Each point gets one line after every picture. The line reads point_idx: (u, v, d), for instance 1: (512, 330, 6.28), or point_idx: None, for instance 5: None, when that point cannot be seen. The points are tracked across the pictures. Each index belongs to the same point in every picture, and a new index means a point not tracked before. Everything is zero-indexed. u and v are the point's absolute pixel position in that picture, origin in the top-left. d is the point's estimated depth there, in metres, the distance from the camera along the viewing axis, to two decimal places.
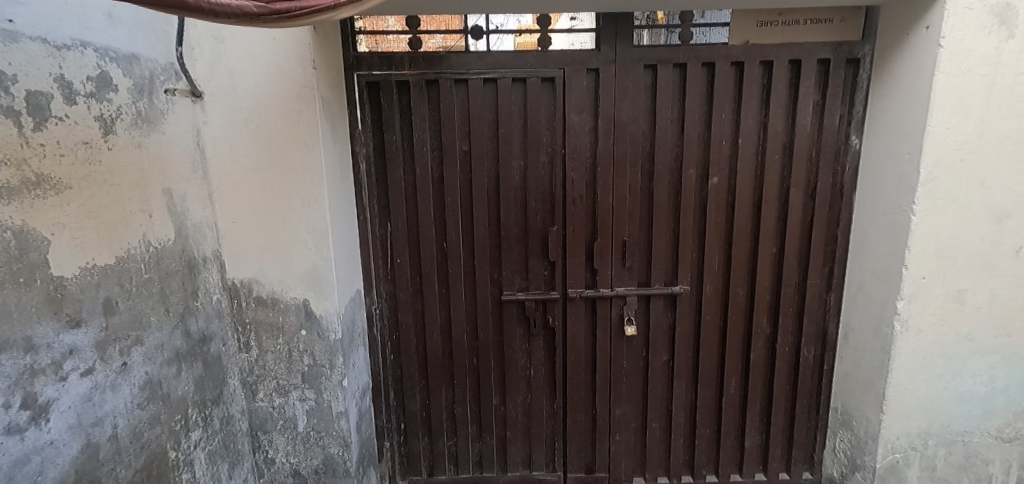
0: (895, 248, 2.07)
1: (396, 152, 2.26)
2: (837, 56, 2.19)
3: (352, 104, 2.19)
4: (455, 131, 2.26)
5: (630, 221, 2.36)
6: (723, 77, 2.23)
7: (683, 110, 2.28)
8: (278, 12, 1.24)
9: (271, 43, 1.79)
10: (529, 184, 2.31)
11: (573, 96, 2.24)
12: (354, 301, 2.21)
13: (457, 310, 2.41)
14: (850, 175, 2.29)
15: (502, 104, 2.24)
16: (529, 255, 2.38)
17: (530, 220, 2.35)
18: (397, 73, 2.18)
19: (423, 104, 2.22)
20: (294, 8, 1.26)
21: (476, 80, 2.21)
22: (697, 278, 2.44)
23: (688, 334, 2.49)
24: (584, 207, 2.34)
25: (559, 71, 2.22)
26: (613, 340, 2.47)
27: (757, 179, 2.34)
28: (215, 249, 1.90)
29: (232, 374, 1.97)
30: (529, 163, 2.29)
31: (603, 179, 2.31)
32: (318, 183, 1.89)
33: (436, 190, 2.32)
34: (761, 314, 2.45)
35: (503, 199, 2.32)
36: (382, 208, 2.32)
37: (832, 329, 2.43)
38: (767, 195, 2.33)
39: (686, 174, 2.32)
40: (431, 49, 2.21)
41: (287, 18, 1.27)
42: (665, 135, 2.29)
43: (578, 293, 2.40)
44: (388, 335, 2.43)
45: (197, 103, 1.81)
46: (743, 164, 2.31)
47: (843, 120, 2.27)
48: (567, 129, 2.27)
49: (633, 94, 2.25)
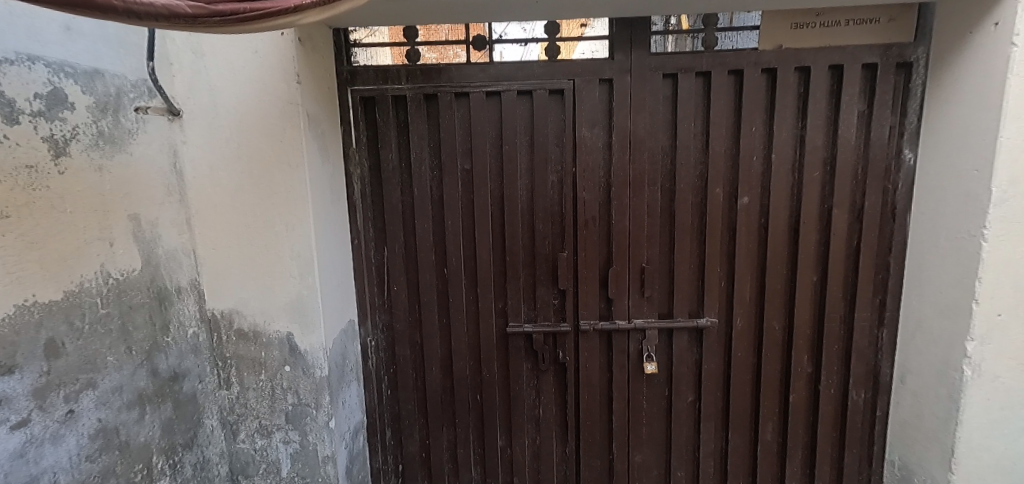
0: (962, 279, 1.78)
1: (393, 171, 2.11)
2: (885, 60, 1.94)
3: (346, 121, 2.05)
4: (455, 148, 2.09)
5: (650, 246, 2.13)
6: (753, 86, 2.00)
7: (708, 123, 2.05)
8: (219, 13, 1.12)
9: (252, 56, 1.66)
10: (536, 205, 2.11)
11: (584, 110, 2.04)
12: (345, 333, 2.04)
13: (458, 342, 2.22)
14: (903, 194, 2.01)
15: (507, 119, 2.06)
16: (537, 283, 2.17)
17: (538, 245, 2.14)
18: (394, 87, 2.03)
19: (422, 120, 2.07)
20: (242, 10, 1.14)
21: (478, 94, 2.04)
22: (726, 310, 2.17)
23: (717, 372, 2.22)
24: (598, 230, 2.12)
25: (568, 82, 2.03)
26: (631, 377, 2.22)
27: (794, 199, 2.08)
28: (192, 278, 1.76)
29: (209, 414, 1.82)
30: (537, 183, 2.10)
31: (618, 200, 2.09)
32: (303, 207, 1.74)
33: (436, 212, 2.15)
34: (801, 351, 2.17)
35: (508, 222, 2.12)
36: (378, 231, 2.16)
37: (886, 369, 2.12)
38: (806, 216, 2.07)
39: (712, 194, 2.08)
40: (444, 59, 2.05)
41: (233, 21, 1.15)
42: (687, 150, 2.06)
43: (592, 326, 2.17)
44: (384, 368, 2.25)
45: (174, 121, 1.68)
46: (777, 182, 2.06)
47: (894, 132, 2.00)
48: (578, 146, 2.06)
49: (651, 106, 2.04)
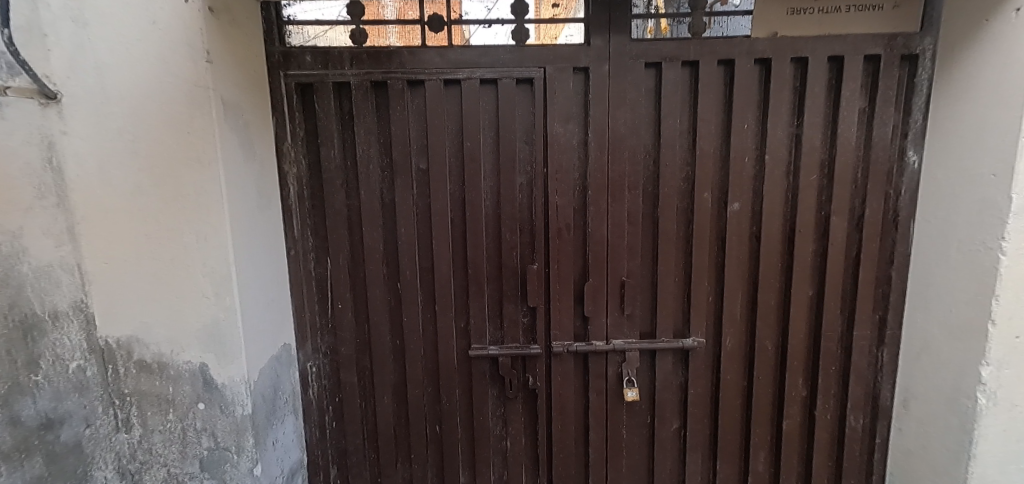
0: (976, 296, 1.60)
1: (335, 171, 1.81)
2: (889, 52, 1.74)
3: (279, 112, 1.75)
4: (409, 145, 1.81)
5: (630, 257, 1.89)
6: (745, 78, 1.78)
7: (695, 119, 1.82)
8: None
9: (149, 29, 1.35)
10: (502, 212, 1.85)
11: (557, 102, 1.79)
12: (278, 360, 1.74)
13: (414, 367, 1.94)
14: (907, 200, 1.82)
15: (469, 112, 1.79)
16: (503, 299, 1.91)
17: (505, 256, 1.88)
18: (336, 73, 1.74)
19: (369, 113, 1.78)
20: None
21: (434, 82, 1.77)
22: (715, 328, 1.95)
23: (704, 397, 1.99)
24: (572, 239, 1.87)
25: (538, 71, 1.78)
26: (610, 405, 1.98)
27: (789, 205, 1.87)
28: (77, 299, 1.44)
29: (102, 465, 1.51)
30: (503, 186, 1.84)
31: (594, 206, 1.85)
32: (219, 213, 1.45)
33: (387, 219, 1.86)
34: (796, 374, 1.96)
35: (470, 231, 1.86)
36: (319, 240, 1.87)
37: (886, 392, 1.94)
38: (802, 225, 1.86)
39: (700, 199, 1.85)
40: (408, 41, 1.77)
41: None
42: (672, 149, 1.83)
43: (566, 348, 1.92)
44: (328, 398, 1.96)
45: (50, 107, 1.36)
46: (771, 187, 1.85)
47: (897, 131, 1.80)
48: (549, 143, 1.81)
49: (632, 99, 1.80)
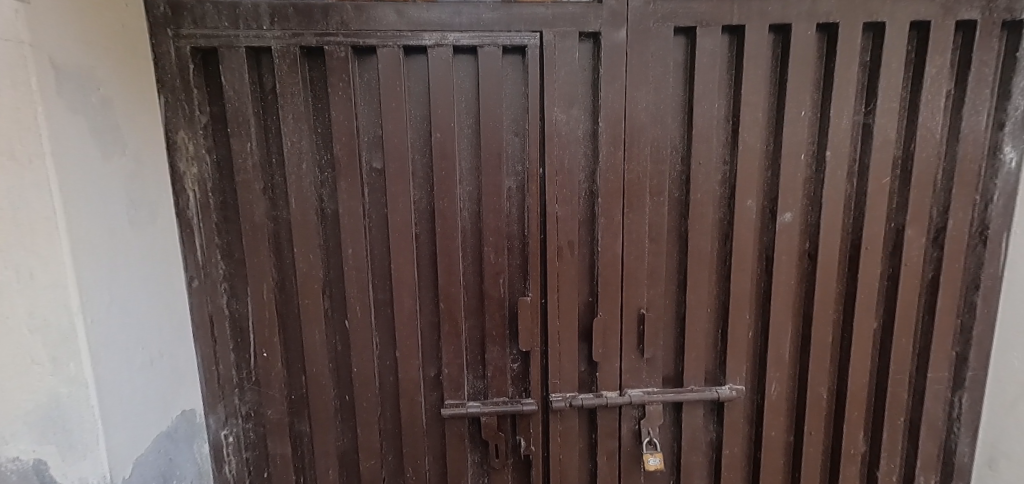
0: None
1: (253, 171, 1.30)
2: (987, 17, 1.34)
3: (169, 89, 1.24)
4: (357, 137, 1.32)
5: (651, 282, 1.46)
6: (804, 49, 1.35)
7: (737, 103, 1.39)
8: None
9: None
10: (485, 226, 1.39)
11: (558, 80, 1.34)
12: (171, 438, 1.24)
13: (368, 431, 1.46)
14: (1001, 208, 1.43)
15: (439, 91, 1.32)
16: (487, 339, 1.45)
17: (488, 285, 1.42)
18: (250, 34, 1.24)
19: (299, 91, 1.28)
20: None
21: (391, 49, 1.28)
22: (755, 372, 1.54)
23: (742, 457, 1.57)
24: (577, 261, 1.43)
25: (533, 37, 1.32)
26: (623, 472, 1.55)
27: (851, 214, 1.46)
28: None
29: None
30: (485, 192, 1.37)
31: (606, 218, 1.41)
32: (52, 236, 0.94)
33: (328, 236, 1.38)
34: (856, 427, 1.55)
35: (441, 253, 1.39)
36: (233, 264, 1.36)
37: (963, 448, 1.56)
38: (869, 241, 1.44)
39: (741, 208, 1.42)
40: None
41: None
42: (710, 142, 1.39)
43: (569, 403, 1.47)
44: (253, 474, 1.47)
45: None
46: (832, 192, 1.42)
47: (991, 121, 1.40)
48: (547, 134, 1.35)
49: (656, 76, 1.36)
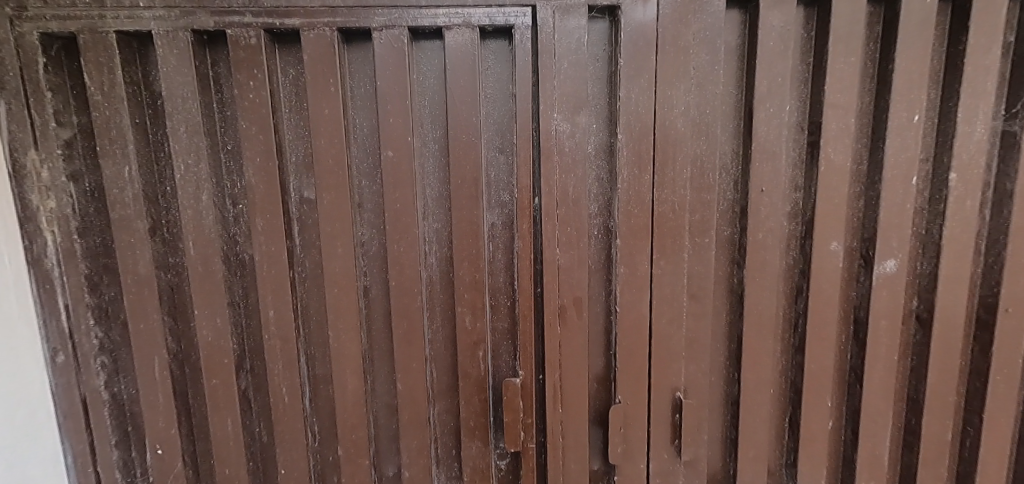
0: None
1: (130, 204, 0.94)
2: None
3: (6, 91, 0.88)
4: (278, 156, 0.95)
5: (692, 355, 1.04)
6: (919, 25, 0.93)
7: (817, 105, 0.97)
8: None
9: None
10: (457, 279, 1.00)
11: (558, 74, 0.94)
12: None
13: None
14: None
15: (389, 92, 0.94)
16: (462, 431, 1.06)
17: (463, 359, 1.03)
18: (122, 14, 0.88)
19: (192, 94, 0.91)
20: None
21: (320, 32, 0.91)
22: (836, 477, 1.11)
23: None
24: (586, 325, 1.02)
25: (523, 13, 0.93)
26: None
27: (981, 262, 1.02)
28: None
29: None
30: (457, 232, 0.98)
31: (627, 268, 1.00)
32: None
33: (245, 291, 1.01)
34: None
35: (396, 315, 1.01)
36: (116, 331, 1.00)
37: None
38: (1010, 302, 1.00)
39: (822, 254, 1.00)
40: None
41: None
42: (778, 160, 0.97)
43: None
44: None
45: None
46: (956, 232, 0.98)
47: None
48: (543, 152, 0.96)
49: (701, 67, 0.95)
